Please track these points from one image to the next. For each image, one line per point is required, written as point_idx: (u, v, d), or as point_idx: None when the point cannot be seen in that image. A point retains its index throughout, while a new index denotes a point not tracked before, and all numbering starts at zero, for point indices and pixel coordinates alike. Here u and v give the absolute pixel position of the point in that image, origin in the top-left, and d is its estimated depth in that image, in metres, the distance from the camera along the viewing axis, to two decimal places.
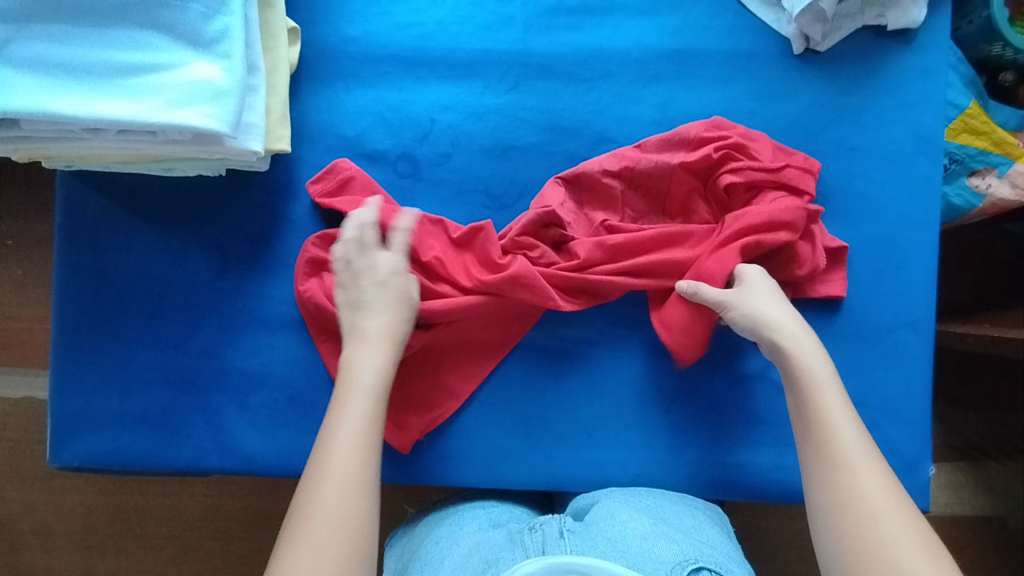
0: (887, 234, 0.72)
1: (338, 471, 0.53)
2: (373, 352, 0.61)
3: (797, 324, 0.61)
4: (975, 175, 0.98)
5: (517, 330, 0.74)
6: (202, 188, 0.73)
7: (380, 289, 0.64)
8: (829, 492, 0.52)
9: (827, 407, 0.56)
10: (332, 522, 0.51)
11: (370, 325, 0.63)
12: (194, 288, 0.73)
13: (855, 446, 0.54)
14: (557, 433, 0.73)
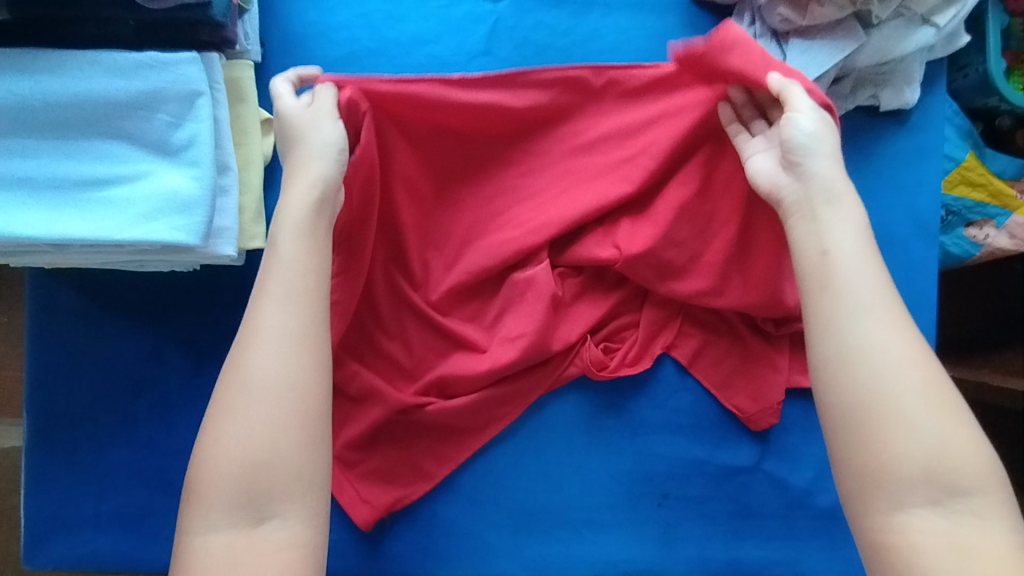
0: None
1: (276, 322, 0.47)
2: (301, 206, 0.52)
3: (827, 152, 0.52)
4: (973, 226, 0.95)
5: (502, 420, 0.71)
6: (176, 282, 0.71)
7: (316, 127, 0.55)
8: (836, 340, 0.46)
9: (853, 249, 0.48)
10: (264, 375, 0.46)
11: (302, 173, 0.53)
12: (170, 385, 0.71)
13: (875, 293, 0.47)
14: (547, 528, 0.71)
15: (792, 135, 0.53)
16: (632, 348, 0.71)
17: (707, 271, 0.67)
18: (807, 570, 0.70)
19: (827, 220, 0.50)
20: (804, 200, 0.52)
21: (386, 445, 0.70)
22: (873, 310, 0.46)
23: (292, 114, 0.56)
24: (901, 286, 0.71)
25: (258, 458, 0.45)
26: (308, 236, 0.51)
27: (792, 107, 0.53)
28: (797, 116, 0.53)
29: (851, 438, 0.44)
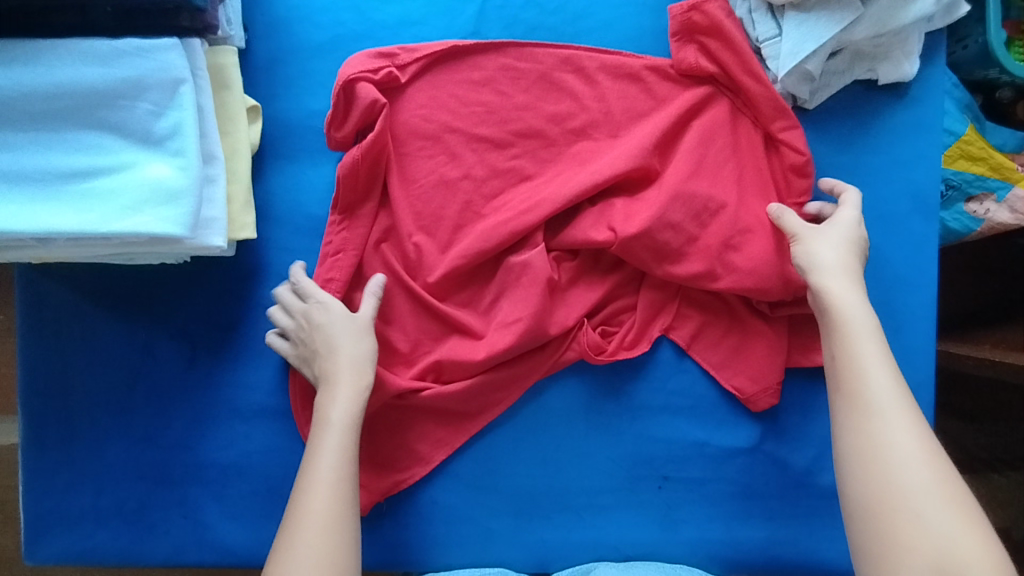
0: (884, 296, 0.69)
1: (328, 473, 0.57)
2: (345, 386, 0.61)
3: (847, 277, 0.60)
4: (973, 201, 0.93)
5: (498, 405, 0.70)
6: (167, 275, 0.70)
7: (352, 337, 0.63)
8: (859, 441, 0.53)
9: (863, 361, 0.56)
10: (321, 515, 0.56)
11: (335, 370, 0.61)
12: (165, 378, 0.70)
13: (893, 398, 0.54)
14: (547, 514, 0.71)
15: (800, 262, 0.62)
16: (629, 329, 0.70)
17: (704, 251, 0.66)
18: (808, 549, 0.70)
19: (845, 342, 0.57)
20: (827, 319, 0.59)
21: (382, 429, 0.70)
22: (887, 422, 0.53)
23: (323, 310, 0.63)
24: (901, 263, 0.70)
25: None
26: (353, 406, 0.61)
27: (814, 235, 0.62)
28: (823, 244, 0.62)
29: (873, 531, 0.50)
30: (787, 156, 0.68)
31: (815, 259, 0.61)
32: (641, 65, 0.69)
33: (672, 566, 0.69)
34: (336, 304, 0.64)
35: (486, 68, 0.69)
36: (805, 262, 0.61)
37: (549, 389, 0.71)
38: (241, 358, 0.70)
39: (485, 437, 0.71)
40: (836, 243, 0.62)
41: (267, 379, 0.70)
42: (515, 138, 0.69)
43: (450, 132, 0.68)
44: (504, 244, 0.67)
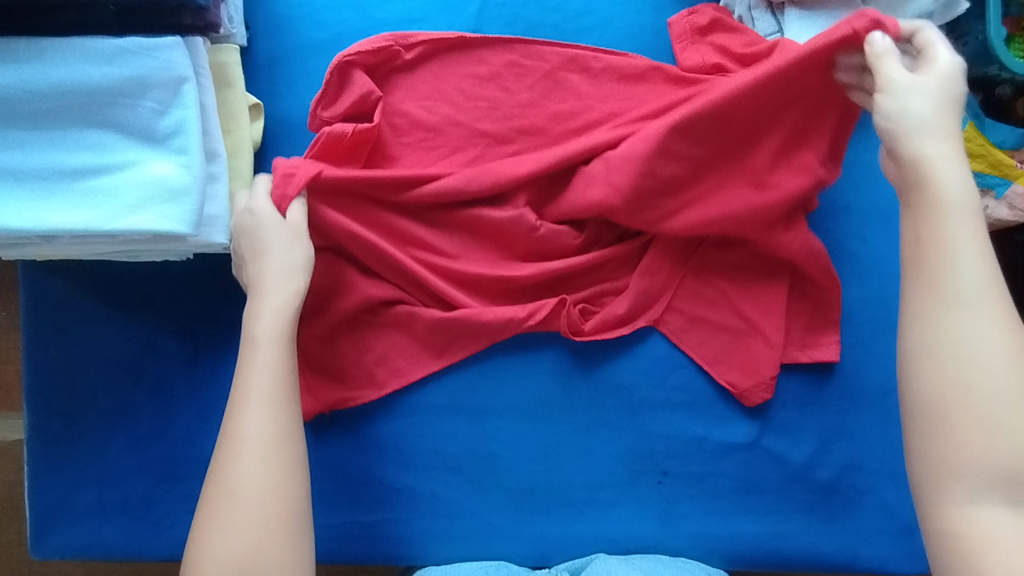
0: (882, 292, 0.70)
1: (263, 397, 0.55)
2: (278, 297, 0.59)
3: (943, 140, 0.48)
4: None
5: (464, 350, 0.71)
6: (170, 272, 0.70)
7: (284, 244, 0.60)
8: (932, 333, 0.45)
9: (952, 238, 0.46)
10: (260, 444, 0.54)
11: (264, 275, 0.60)
12: (167, 375, 0.71)
13: (983, 283, 0.45)
14: (547, 508, 0.72)
15: (885, 118, 0.49)
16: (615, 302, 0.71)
17: None
18: (806, 543, 0.71)
19: (940, 218, 0.46)
20: (921, 184, 0.48)
21: (343, 352, 0.71)
22: (971, 311, 0.44)
23: (255, 208, 0.61)
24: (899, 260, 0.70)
25: (259, 508, 0.53)
26: (283, 322, 0.59)
27: (908, 83, 0.49)
28: (915, 94, 0.49)
29: (939, 438, 0.44)
30: None
31: (903, 113, 0.49)
32: (642, 62, 0.70)
33: (672, 558, 0.69)
34: (263, 203, 0.62)
35: (489, 65, 0.70)
36: (893, 112, 0.49)
37: (550, 385, 0.72)
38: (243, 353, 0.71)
39: (485, 431, 0.72)
40: (926, 92, 0.49)
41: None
42: (517, 134, 0.69)
43: (453, 125, 0.69)
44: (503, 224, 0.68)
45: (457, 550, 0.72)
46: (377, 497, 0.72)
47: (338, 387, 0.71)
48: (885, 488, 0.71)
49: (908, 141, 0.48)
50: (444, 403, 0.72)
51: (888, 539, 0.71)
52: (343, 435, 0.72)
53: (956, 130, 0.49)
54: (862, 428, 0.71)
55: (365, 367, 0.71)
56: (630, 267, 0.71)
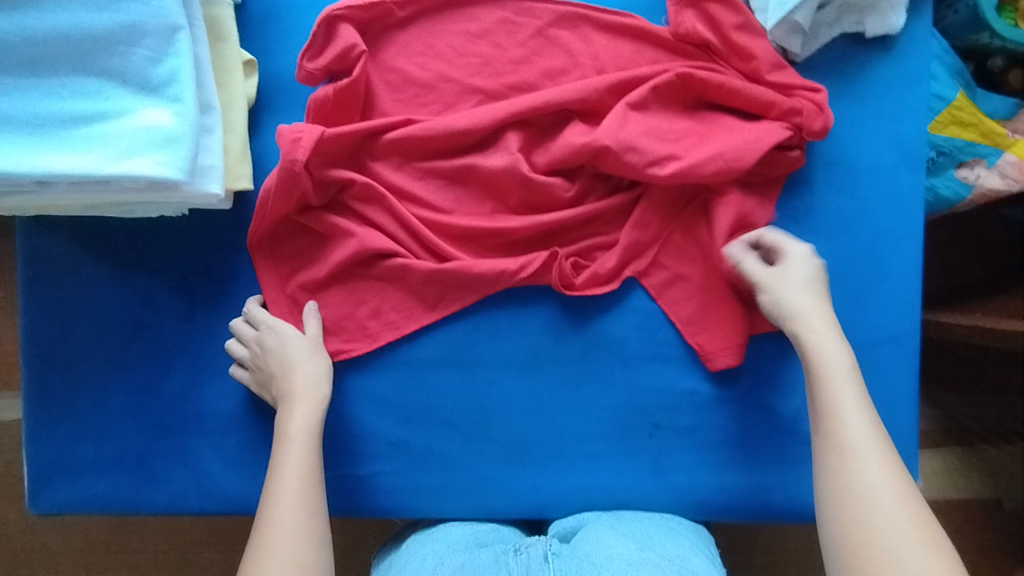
0: (869, 246, 0.71)
1: (292, 498, 0.60)
2: (306, 409, 0.66)
3: (820, 319, 0.63)
4: (964, 167, 0.95)
5: (455, 303, 0.72)
6: (165, 228, 0.71)
7: (308, 356, 0.69)
8: (839, 480, 0.56)
9: (837, 399, 0.59)
10: (297, 525, 0.59)
11: (299, 402, 0.66)
12: (163, 330, 0.72)
13: (868, 440, 0.56)
14: (539, 463, 0.73)
15: (770, 311, 0.65)
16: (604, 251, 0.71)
17: None
18: (793, 494, 0.72)
19: (832, 388, 0.60)
20: (826, 371, 0.61)
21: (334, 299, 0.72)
22: (867, 462, 0.55)
23: (280, 338, 0.68)
24: (887, 214, 0.71)
25: None
26: (313, 433, 0.65)
27: (777, 282, 0.65)
28: (787, 290, 0.64)
29: (840, 534, 0.54)
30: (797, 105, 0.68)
31: (783, 308, 0.64)
32: (632, 19, 0.70)
33: (660, 521, 0.70)
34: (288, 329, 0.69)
35: (482, 23, 0.71)
36: (780, 312, 0.64)
37: (541, 338, 0.72)
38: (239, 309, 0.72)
39: (477, 385, 0.72)
40: (801, 288, 0.65)
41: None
42: (508, 90, 0.70)
43: (445, 82, 0.70)
44: (493, 174, 0.69)
45: (451, 502, 0.73)
46: (372, 451, 0.73)
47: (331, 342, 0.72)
48: None
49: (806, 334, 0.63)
50: (436, 360, 0.72)
51: None
52: (336, 390, 0.73)
53: (826, 315, 0.64)
54: None
55: (358, 322, 0.72)
56: (621, 220, 0.72)
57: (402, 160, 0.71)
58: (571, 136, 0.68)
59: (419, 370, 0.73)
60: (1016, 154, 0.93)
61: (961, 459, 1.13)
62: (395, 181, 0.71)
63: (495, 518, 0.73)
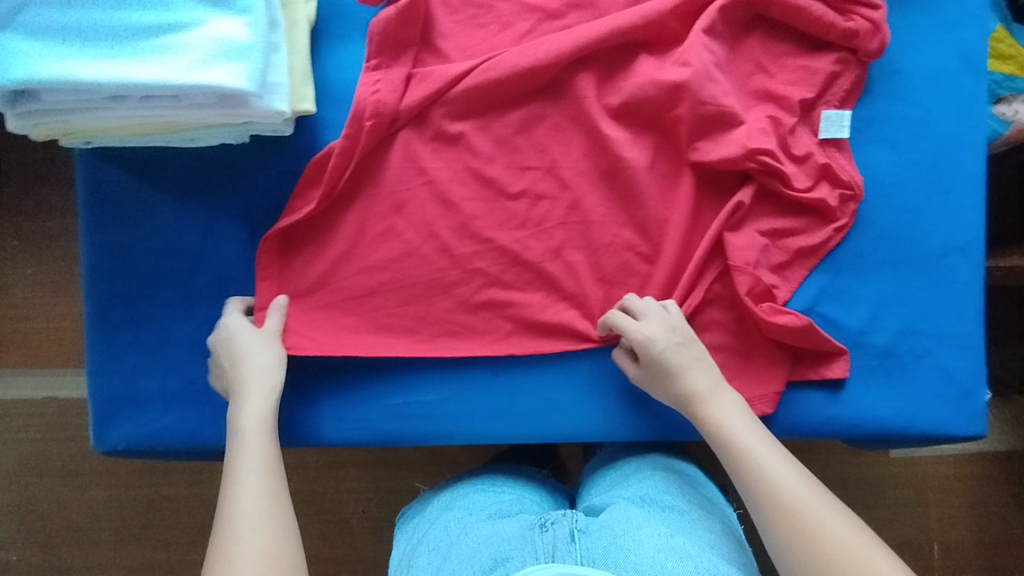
0: (935, 155, 0.70)
1: (250, 513, 0.53)
2: (258, 413, 0.61)
3: (701, 379, 0.63)
4: (1002, 103, 0.93)
5: (518, 226, 0.72)
6: (225, 158, 0.71)
7: (261, 351, 0.66)
8: (788, 534, 0.51)
9: (755, 451, 0.57)
10: (253, 510, 0.53)
11: (249, 410, 0.61)
12: (226, 261, 0.71)
13: (782, 464, 0.55)
14: (607, 384, 0.72)
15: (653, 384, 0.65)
16: (664, 179, 0.71)
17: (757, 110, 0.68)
18: (868, 412, 0.71)
19: (750, 444, 0.58)
20: (736, 435, 0.59)
21: (394, 228, 0.72)
22: (820, 505, 0.52)
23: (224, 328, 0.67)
24: (952, 122, 0.70)
25: None
26: (265, 443, 0.59)
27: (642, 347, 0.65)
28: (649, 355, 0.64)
29: (799, 570, 0.49)
30: (862, 13, 0.67)
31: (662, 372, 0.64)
32: None
33: (685, 506, 0.70)
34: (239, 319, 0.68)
35: None
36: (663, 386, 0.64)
37: (604, 258, 0.71)
38: (303, 240, 0.72)
39: (543, 306, 0.72)
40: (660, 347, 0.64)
41: (331, 259, 0.72)
42: (568, 9, 0.70)
43: (505, 2, 0.71)
44: (551, 120, 0.72)
45: (518, 427, 0.72)
46: (437, 376, 0.72)
47: (396, 268, 0.72)
48: (943, 352, 0.71)
49: (704, 407, 0.62)
50: (501, 283, 0.72)
51: (948, 403, 0.71)
52: (401, 315, 0.72)
53: (706, 366, 0.64)
54: (919, 293, 0.71)
55: (424, 247, 0.72)
56: (672, 162, 0.71)
57: (462, 78, 0.70)
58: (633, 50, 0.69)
59: (481, 296, 0.72)
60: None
61: (998, 410, 1.14)
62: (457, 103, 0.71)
63: (568, 441, 0.72)
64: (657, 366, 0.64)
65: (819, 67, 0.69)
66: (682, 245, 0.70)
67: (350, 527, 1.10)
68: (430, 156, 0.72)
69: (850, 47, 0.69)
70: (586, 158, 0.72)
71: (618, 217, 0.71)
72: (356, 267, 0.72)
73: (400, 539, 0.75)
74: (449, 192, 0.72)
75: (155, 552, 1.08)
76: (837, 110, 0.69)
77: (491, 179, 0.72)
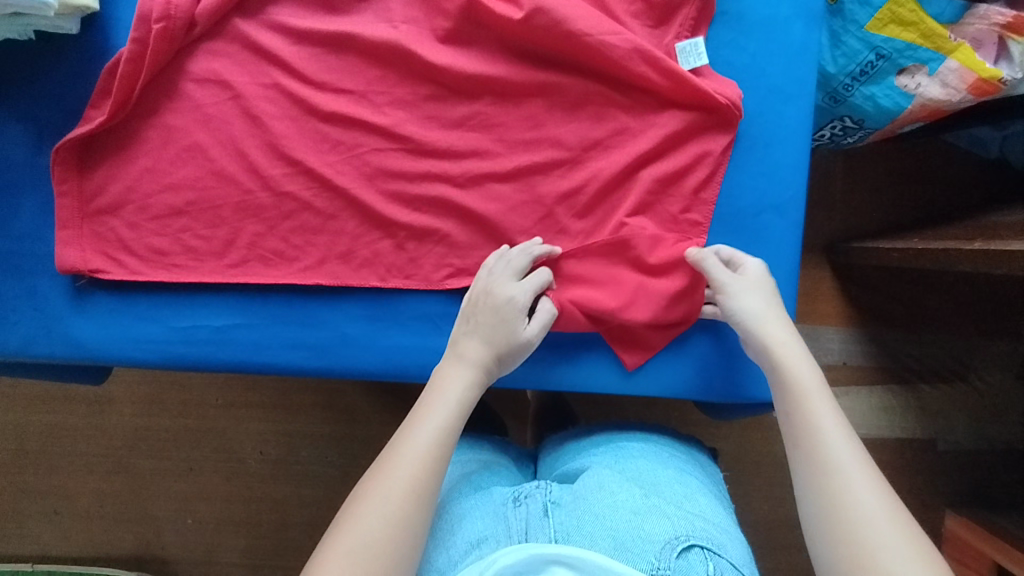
0: (757, 106, 0.66)
1: (405, 476, 0.50)
2: (459, 373, 0.58)
3: (785, 325, 0.58)
4: (902, 74, 0.82)
5: (320, 150, 0.68)
6: (14, 55, 0.67)
7: (500, 326, 0.59)
8: (819, 495, 0.48)
9: (813, 404, 0.53)
10: (409, 484, 0.50)
11: (468, 350, 0.59)
12: (12, 164, 0.68)
13: (844, 442, 0.50)
14: (399, 320, 0.68)
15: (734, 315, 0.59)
16: (481, 110, 0.67)
17: (576, 41, 0.63)
18: (672, 370, 0.68)
19: (804, 395, 0.53)
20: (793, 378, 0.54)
21: (192, 141, 0.68)
22: (856, 470, 0.48)
23: (501, 280, 0.61)
24: (776, 70, 0.66)
25: (379, 552, 0.47)
26: (464, 392, 0.57)
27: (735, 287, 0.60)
28: (744, 294, 0.60)
29: (820, 539, 0.46)
30: None
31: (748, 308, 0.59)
32: None
33: (664, 469, 0.67)
34: (528, 302, 0.60)
35: None
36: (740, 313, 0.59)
37: (408, 188, 0.67)
38: (89, 147, 0.68)
39: (356, 240, 0.68)
40: (759, 296, 0.60)
41: (134, 172, 0.68)
42: None
43: None
44: (368, 37, 0.67)
45: (309, 359, 0.69)
46: (231, 298, 0.69)
47: (201, 187, 0.68)
48: None
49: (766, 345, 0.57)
50: (297, 208, 0.68)
51: (750, 367, 0.67)
52: (196, 234, 0.68)
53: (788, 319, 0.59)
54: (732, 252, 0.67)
55: (230, 166, 0.68)
56: (483, 91, 0.67)
57: None
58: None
59: (275, 220, 0.68)
60: (960, 61, 0.79)
61: (901, 396, 1.12)
62: (274, 15, 0.68)
63: (358, 376, 0.69)
64: (737, 310, 0.59)
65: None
66: (482, 180, 0.67)
67: (246, 467, 1.16)
68: (241, 67, 0.68)
69: None
70: (403, 82, 0.67)
71: (435, 148, 0.67)
72: (159, 184, 0.68)
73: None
74: (256, 108, 0.68)
75: (57, 476, 1.17)
76: (690, 40, 0.65)
77: (302, 95, 0.67)
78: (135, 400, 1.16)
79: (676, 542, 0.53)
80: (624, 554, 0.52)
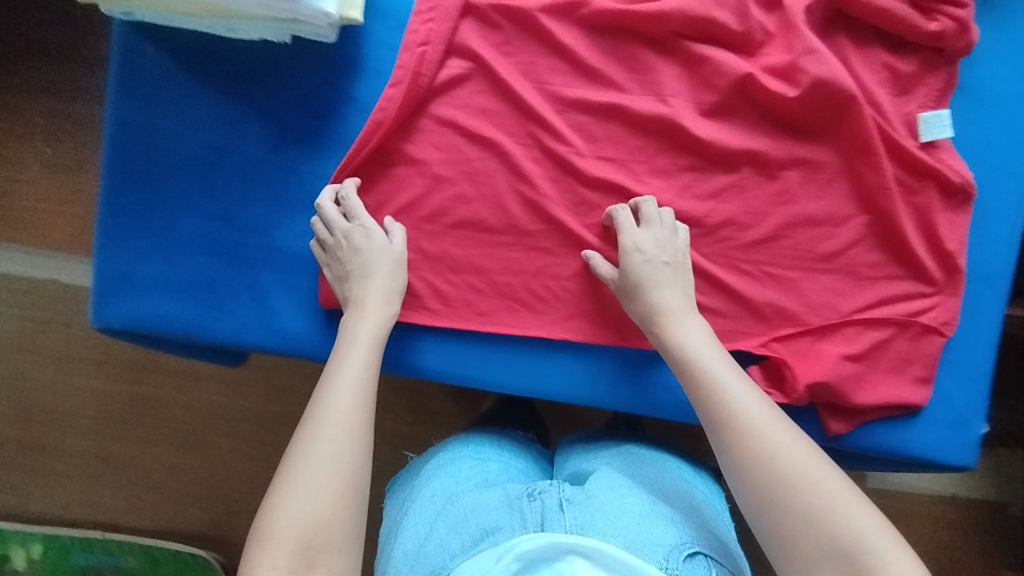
0: (980, 178, 0.69)
1: (329, 434, 0.53)
2: (373, 317, 0.64)
3: (693, 317, 0.62)
4: None
5: (551, 177, 0.70)
6: (265, 56, 0.70)
7: (390, 271, 0.67)
8: (749, 467, 0.50)
9: (715, 373, 0.56)
10: (333, 442, 0.52)
11: (366, 294, 0.65)
12: (248, 159, 0.70)
13: (752, 405, 0.53)
14: (599, 352, 0.70)
15: (631, 287, 0.64)
16: (712, 155, 0.69)
17: (820, 99, 0.66)
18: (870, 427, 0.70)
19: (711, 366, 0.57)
20: (690, 353, 0.58)
21: (427, 155, 0.70)
22: (777, 433, 0.51)
23: (357, 226, 0.67)
24: (1005, 145, 0.68)
25: (323, 504, 0.49)
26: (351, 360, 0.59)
27: (635, 237, 0.65)
28: (642, 249, 0.64)
29: (756, 506, 0.49)
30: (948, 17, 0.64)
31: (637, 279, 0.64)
32: None
33: (665, 479, 0.66)
34: (403, 238, 0.68)
35: None
36: (632, 281, 0.64)
37: None
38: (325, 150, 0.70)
39: (577, 268, 0.70)
40: (665, 275, 0.64)
41: (368, 180, 0.70)
42: None
43: None
44: (612, 76, 0.69)
45: (513, 379, 0.70)
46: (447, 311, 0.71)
47: (429, 201, 0.70)
48: (947, 378, 0.70)
49: (660, 330, 0.62)
50: (524, 231, 0.70)
51: (943, 429, 0.70)
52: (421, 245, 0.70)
53: (688, 301, 0.63)
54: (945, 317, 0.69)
55: (461, 183, 0.70)
56: (716, 137, 0.68)
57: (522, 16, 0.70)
58: (713, 19, 0.67)
59: (500, 240, 0.70)
60: None
61: None
62: (520, 44, 0.70)
63: (562, 400, 0.70)
64: (628, 280, 0.64)
65: (903, 71, 0.67)
66: (708, 223, 0.69)
67: None
68: (484, 88, 0.70)
69: (937, 47, 0.66)
70: (640, 119, 0.69)
71: (666, 188, 0.69)
72: (390, 193, 0.70)
73: (389, 511, 0.70)
74: (493, 130, 0.70)
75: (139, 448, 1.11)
76: (934, 111, 0.67)
77: (540, 123, 0.70)
78: (219, 379, 1.09)
79: (682, 547, 0.54)
80: (638, 553, 0.52)
